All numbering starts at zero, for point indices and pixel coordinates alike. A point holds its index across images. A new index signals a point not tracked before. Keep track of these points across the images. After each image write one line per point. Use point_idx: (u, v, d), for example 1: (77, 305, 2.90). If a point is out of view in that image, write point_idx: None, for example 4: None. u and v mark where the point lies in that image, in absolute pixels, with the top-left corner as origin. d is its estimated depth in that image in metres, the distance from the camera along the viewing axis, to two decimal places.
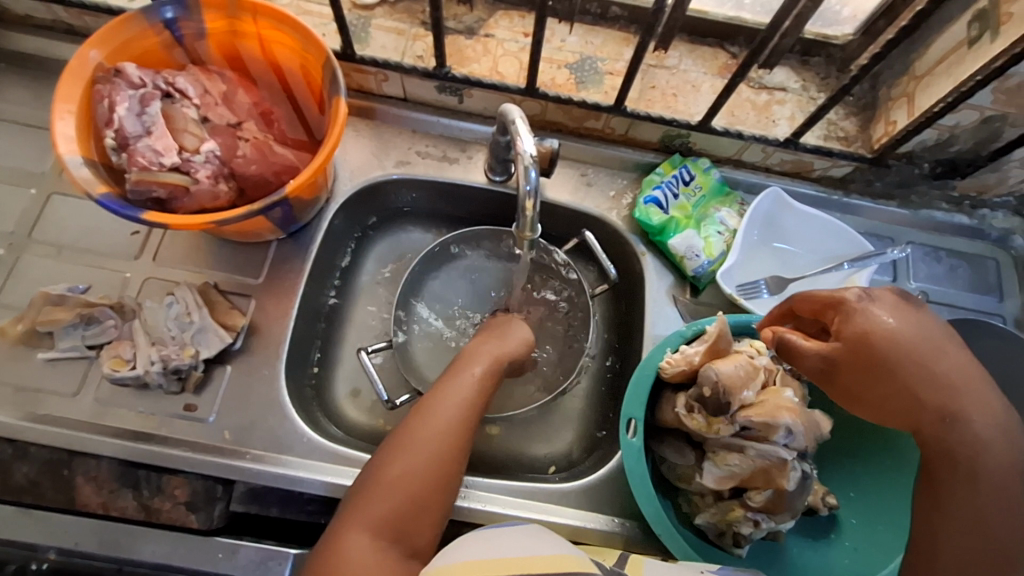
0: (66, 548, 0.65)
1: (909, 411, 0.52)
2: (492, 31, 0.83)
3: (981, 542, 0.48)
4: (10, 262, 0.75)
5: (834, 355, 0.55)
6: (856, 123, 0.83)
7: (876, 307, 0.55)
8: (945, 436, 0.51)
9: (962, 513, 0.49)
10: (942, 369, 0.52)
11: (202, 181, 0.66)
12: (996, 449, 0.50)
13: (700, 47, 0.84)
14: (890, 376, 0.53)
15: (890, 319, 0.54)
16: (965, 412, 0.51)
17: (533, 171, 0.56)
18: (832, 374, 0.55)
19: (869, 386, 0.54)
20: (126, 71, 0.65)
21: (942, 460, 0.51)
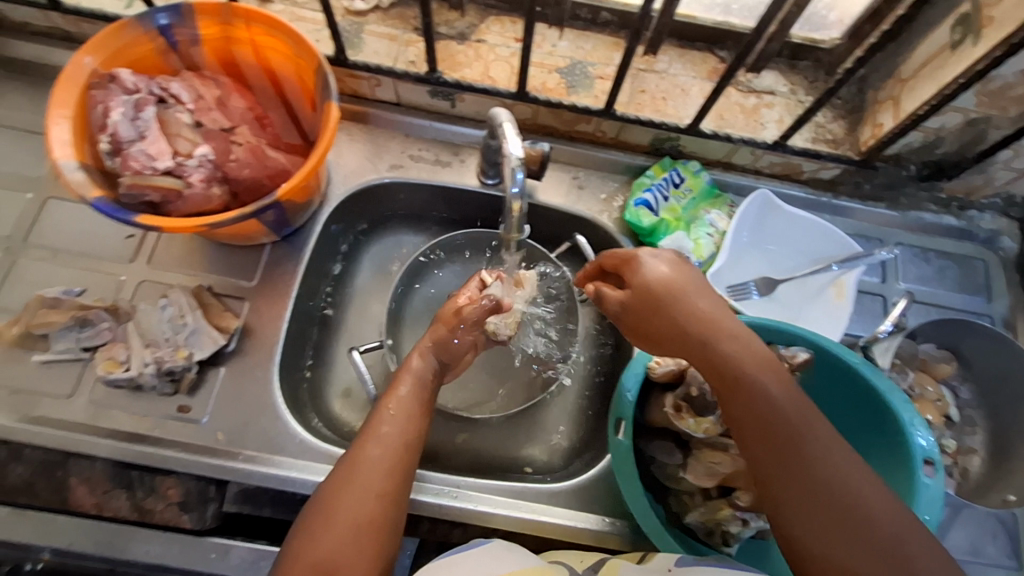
0: (61, 548, 0.67)
1: (719, 377, 0.52)
2: (483, 36, 0.84)
3: (837, 518, 0.44)
4: (6, 265, 0.76)
5: (624, 301, 0.59)
6: (844, 126, 0.84)
7: (662, 268, 0.58)
8: (749, 409, 0.50)
9: (826, 493, 0.46)
10: (731, 346, 0.53)
11: (195, 185, 0.66)
12: (795, 414, 0.48)
13: (689, 52, 0.85)
14: (704, 355, 0.53)
15: (691, 287, 0.57)
16: (771, 385, 0.50)
17: (520, 174, 0.57)
18: (632, 325, 0.59)
19: (659, 331, 0.57)
20: (121, 77, 0.66)
21: (764, 441, 0.48)
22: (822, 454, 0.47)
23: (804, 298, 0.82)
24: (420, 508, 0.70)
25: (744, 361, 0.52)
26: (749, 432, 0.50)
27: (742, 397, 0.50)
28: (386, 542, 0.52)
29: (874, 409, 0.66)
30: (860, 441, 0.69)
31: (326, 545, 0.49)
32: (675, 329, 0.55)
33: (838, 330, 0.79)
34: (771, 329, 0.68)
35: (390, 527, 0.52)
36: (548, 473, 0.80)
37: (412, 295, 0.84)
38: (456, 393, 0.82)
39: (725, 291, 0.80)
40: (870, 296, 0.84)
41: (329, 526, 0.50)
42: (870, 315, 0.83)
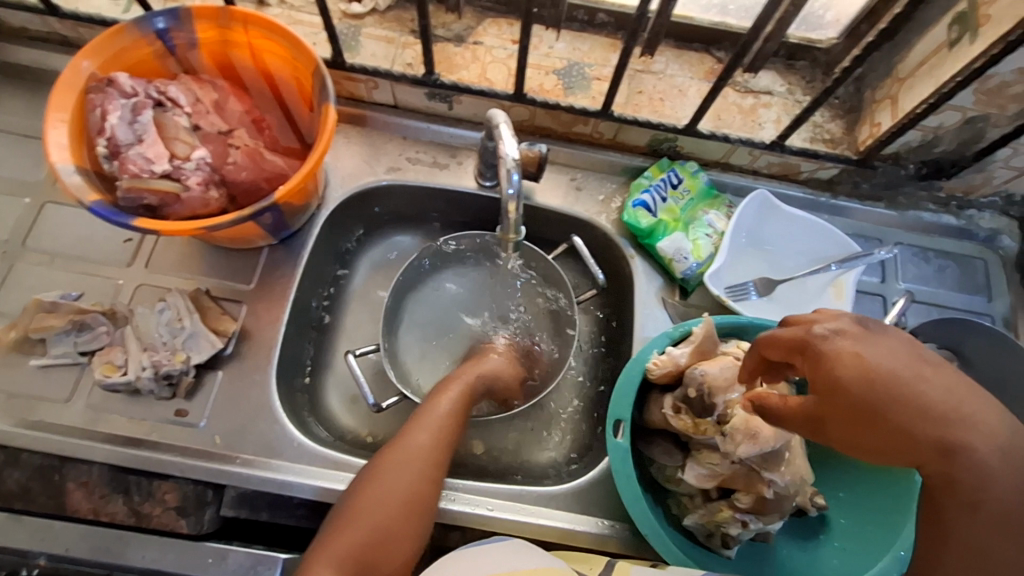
0: (58, 554, 0.65)
1: (907, 449, 0.44)
2: (480, 38, 0.84)
3: (978, 562, 0.43)
4: (4, 270, 0.76)
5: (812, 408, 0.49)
6: (842, 125, 0.84)
7: (848, 359, 0.47)
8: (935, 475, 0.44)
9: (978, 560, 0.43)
10: (945, 404, 0.44)
11: (193, 188, 0.66)
12: (1000, 479, 0.42)
13: (686, 52, 0.85)
14: (860, 422, 0.45)
15: (884, 351, 0.46)
16: (956, 438, 0.43)
17: (515, 174, 0.56)
18: (819, 427, 0.49)
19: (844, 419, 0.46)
20: (119, 81, 0.66)
21: (937, 492, 0.44)
22: (1002, 506, 0.42)
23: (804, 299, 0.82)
24: None
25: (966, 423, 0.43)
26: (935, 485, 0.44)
27: (927, 459, 0.44)
28: (420, 522, 0.63)
29: None
30: None
31: (373, 521, 0.60)
32: (860, 399, 0.45)
33: None
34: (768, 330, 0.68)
35: (425, 507, 0.63)
36: (544, 475, 0.80)
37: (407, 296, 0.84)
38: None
39: (724, 291, 0.80)
40: (870, 296, 0.84)
41: (378, 502, 0.61)
42: (869, 315, 0.83)
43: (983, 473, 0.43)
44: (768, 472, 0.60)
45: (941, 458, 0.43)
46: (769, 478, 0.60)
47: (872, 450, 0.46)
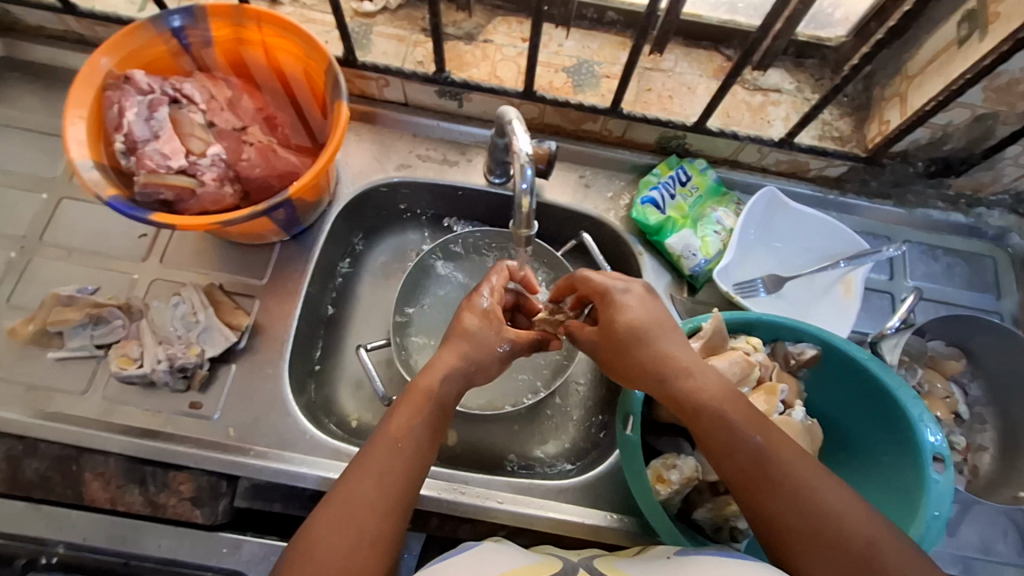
0: (76, 542, 0.67)
1: (668, 394, 0.56)
2: (491, 36, 0.84)
3: (798, 501, 0.48)
4: (22, 264, 0.77)
5: (595, 343, 0.62)
6: (851, 123, 0.84)
7: (611, 309, 0.59)
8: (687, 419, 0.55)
9: (796, 492, 0.49)
10: (685, 358, 0.56)
11: (208, 184, 0.67)
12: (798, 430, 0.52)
13: (695, 51, 0.85)
14: (643, 371, 0.57)
15: (661, 313, 0.59)
16: (711, 385, 0.55)
17: (529, 169, 0.57)
18: (606, 359, 0.61)
19: (623, 355, 0.58)
20: (135, 78, 0.67)
21: (727, 437, 0.52)
22: (731, 432, 0.52)
23: (812, 295, 0.82)
24: (428, 504, 0.71)
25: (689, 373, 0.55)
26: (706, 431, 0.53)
27: (676, 396, 0.55)
28: None
29: (882, 407, 0.66)
30: (869, 438, 0.69)
31: None
32: (627, 336, 0.58)
33: (846, 328, 0.79)
34: (779, 326, 0.68)
35: None
36: (553, 470, 0.80)
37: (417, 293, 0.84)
38: (464, 391, 0.82)
39: (732, 288, 0.80)
40: (878, 293, 0.84)
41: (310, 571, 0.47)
42: (877, 312, 0.83)
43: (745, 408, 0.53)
44: None
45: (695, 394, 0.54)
46: None
47: (689, 411, 0.54)
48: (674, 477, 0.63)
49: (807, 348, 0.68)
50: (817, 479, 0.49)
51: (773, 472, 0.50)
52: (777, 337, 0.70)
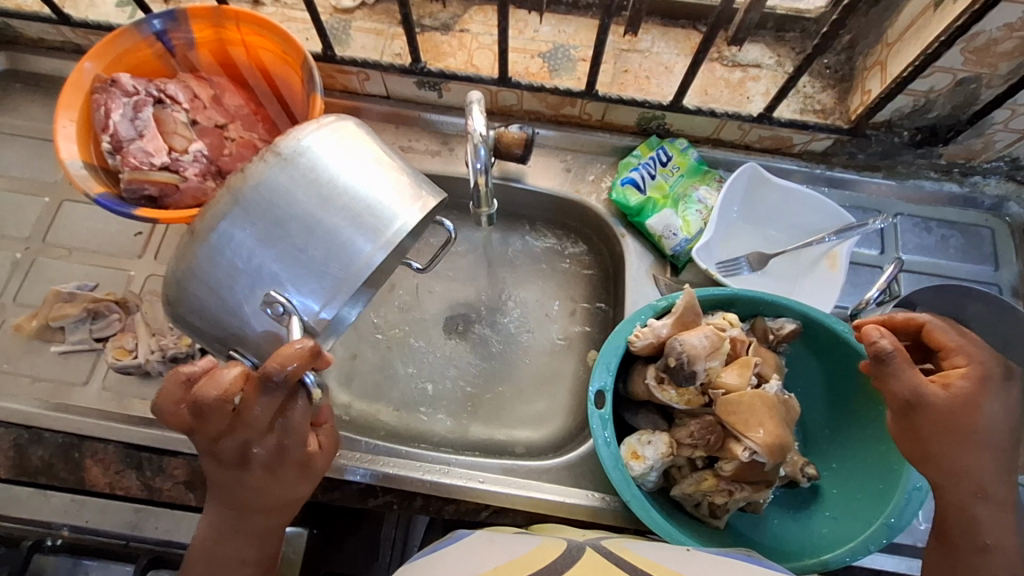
0: (78, 526, 0.71)
1: (956, 481, 0.56)
2: (467, 26, 0.86)
3: None
4: (27, 264, 0.81)
5: (932, 398, 0.55)
6: (834, 96, 0.82)
7: (986, 398, 0.56)
8: (940, 489, 0.57)
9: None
10: (989, 460, 0.56)
11: (191, 179, 0.70)
12: (1005, 538, 0.56)
13: (673, 29, 0.85)
14: (925, 434, 0.56)
15: (1000, 413, 0.56)
16: (996, 487, 0.56)
17: (483, 148, 0.56)
18: (908, 422, 0.57)
19: (940, 435, 0.56)
20: (121, 80, 0.70)
21: (957, 510, 0.57)
22: (963, 512, 0.57)
23: (798, 272, 0.81)
24: (415, 485, 0.72)
25: (992, 476, 0.56)
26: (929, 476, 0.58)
27: (937, 460, 0.56)
28: None
29: (864, 379, 0.67)
30: (854, 409, 0.68)
31: None
32: (972, 428, 0.55)
33: (831, 303, 0.77)
34: (756, 300, 0.70)
35: None
36: (546, 451, 0.80)
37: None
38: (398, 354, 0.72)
39: (715, 267, 0.80)
40: (868, 268, 0.83)
41: None
42: (867, 288, 0.82)
43: (1002, 516, 0.57)
44: (745, 438, 0.60)
45: (956, 471, 0.56)
46: (748, 444, 0.60)
47: (919, 456, 0.57)
48: (649, 452, 0.64)
49: (786, 321, 0.69)
50: (991, 571, 0.55)
51: (1001, 558, 0.56)
52: (757, 313, 0.71)
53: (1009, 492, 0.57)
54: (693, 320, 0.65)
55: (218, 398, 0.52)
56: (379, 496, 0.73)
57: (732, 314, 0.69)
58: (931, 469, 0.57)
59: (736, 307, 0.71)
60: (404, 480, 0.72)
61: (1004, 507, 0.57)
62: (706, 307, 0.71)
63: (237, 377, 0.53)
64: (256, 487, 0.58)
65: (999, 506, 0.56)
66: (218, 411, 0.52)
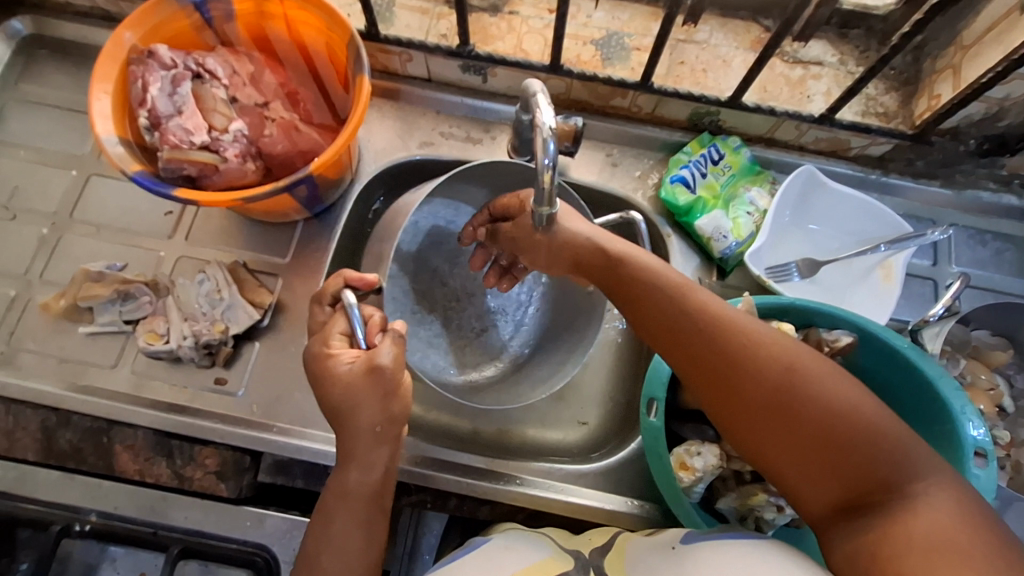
0: (108, 511, 0.69)
1: (699, 332, 0.53)
2: (517, 8, 0.82)
3: (804, 431, 0.47)
4: (53, 240, 0.78)
5: (513, 224, 0.66)
6: (897, 99, 0.79)
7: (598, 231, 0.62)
8: (762, 346, 0.50)
9: (808, 412, 0.47)
10: (697, 300, 0.55)
11: (230, 160, 0.67)
12: (818, 373, 0.48)
13: (732, 21, 0.81)
14: (676, 321, 0.54)
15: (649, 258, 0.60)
16: (730, 325, 0.52)
17: (552, 143, 0.53)
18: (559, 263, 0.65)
19: (596, 265, 0.61)
20: (159, 52, 0.67)
21: (695, 361, 0.53)
22: (820, 399, 0.47)
23: (848, 281, 0.79)
24: (457, 486, 0.71)
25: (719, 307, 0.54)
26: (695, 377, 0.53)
27: (698, 355, 0.52)
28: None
29: (922, 397, 0.64)
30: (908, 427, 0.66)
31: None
32: (575, 252, 0.62)
33: (884, 315, 0.75)
34: (813, 311, 0.67)
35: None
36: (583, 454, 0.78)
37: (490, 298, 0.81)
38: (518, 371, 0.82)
39: (765, 272, 0.77)
40: (920, 280, 0.80)
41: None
42: (919, 300, 0.80)
43: (772, 352, 0.50)
44: None
45: (671, 306, 0.55)
46: None
47: (637, 302, 0.58)
48: (698, 464, 0.62)
49: (842, 334, 0.67)
50: (832, 397, 0.47)
51: (880, 454, 0.45)
52: (811, 323, 0.68)
53: (765, 339, 0.51)
54: None
55: (317, 335, 0.60)
56: (412, 494, 0.73)
57: (787, 325, 0.68)
58: (649, 314, 0.56)
59: (788, 316, 0.69)
60: (446, 481, 0.71)
61: (768, 343, 0.50)
62: (761, 315, 0.68)
63: (333, 325, 0.60)
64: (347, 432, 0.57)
65: (773, 346, 0.50)
66: (312, 342, 0.60)
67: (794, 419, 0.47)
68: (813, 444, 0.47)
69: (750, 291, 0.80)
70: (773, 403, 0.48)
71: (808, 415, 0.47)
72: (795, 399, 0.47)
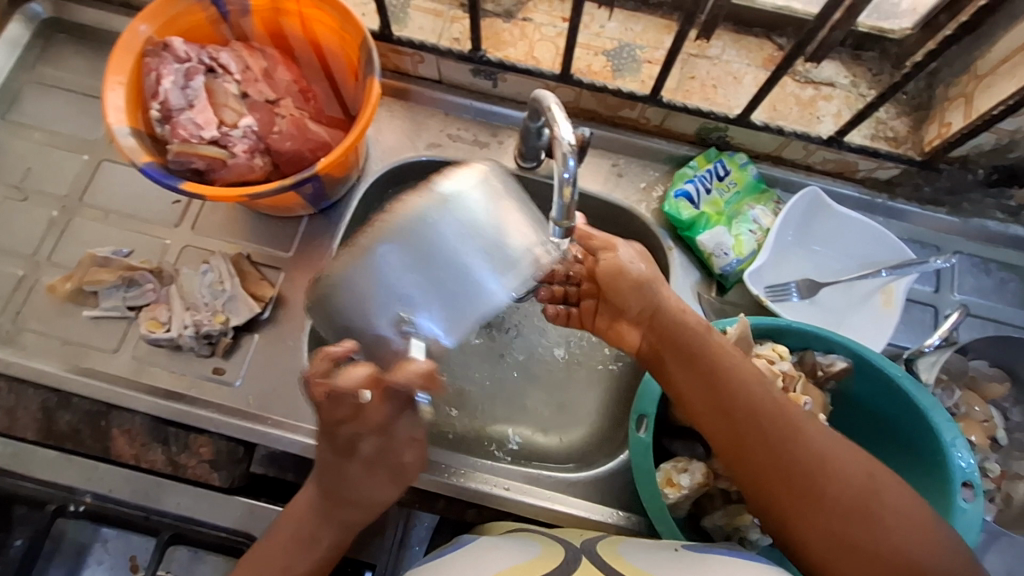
0: (102, 494, 0.71)
1: (778, 443, 0.54)
2: (530, 15, 0.82)
3: (883, 552, 0.49)
4: (63, 223, 0.79)
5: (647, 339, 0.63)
6: (908, 124, 0.79)
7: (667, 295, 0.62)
8: (842, 465, 0.52)
9: (886, 531, 0.49)
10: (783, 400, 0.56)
11: (239, 155, 0.68)
12: (899, 499, 0.51)
13: (745, 38, 0.80)
14: (731, 406, 0.56)
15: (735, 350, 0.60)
16: (810, 431, 0.54)
17: (571, 159, 0.53)
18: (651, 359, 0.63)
19: (681, 338, 0.60)
20: (174, 45, 0.68)
21: (786, 459, 0.53)
22: (910, 523, 0.49)
23: (847, 304, 0.79)
24: (437, 486, 0.72)
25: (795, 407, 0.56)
26: (747, 462, 0.55)
27: (746, 443, 0.55)
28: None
29: (913, 426, 0.64)
30: (899, 457, 0.66)
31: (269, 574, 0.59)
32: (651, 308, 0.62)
33: (881, 341, 0.75)
34: (810, 335, 0.67)
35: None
36: (565, 460, 0.79)
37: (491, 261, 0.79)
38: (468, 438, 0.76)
39: (764, 291, 0.78)
40: (920, 306, 0.80)
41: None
42: (918, 326, 0.79)
43: (859, 469, 0.52)
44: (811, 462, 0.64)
45: (747, 395, 0.56)
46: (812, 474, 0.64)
47: (719, 389, 0.57)
48: (685, 481, 0.62)
49: (837, 359, 0.67)
50: (913, 514, 0.50)
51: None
52: (806, 346, 0.68)
53: (839, 448, 0.53)
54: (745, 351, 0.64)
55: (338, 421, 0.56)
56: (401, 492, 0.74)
57: (782, 347, 0.68)
58: (735, 405, 0.56)
59: (784, 337, 0.69)
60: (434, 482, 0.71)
61: (855, 465, 0.52)
62: (756, 336, 0.69)
63: (399, 431, 0.58)
64: (354, 480, 0.59)
65: (849, 464, 0.52)
66: (361, 435, 0.57)
67: (869, 543, 0.49)
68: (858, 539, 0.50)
69: (747, 309, 0.80)
70: (861, 513, 0.50)
71: (871, 514, 0.50)
72: (890, 518, 0.50)
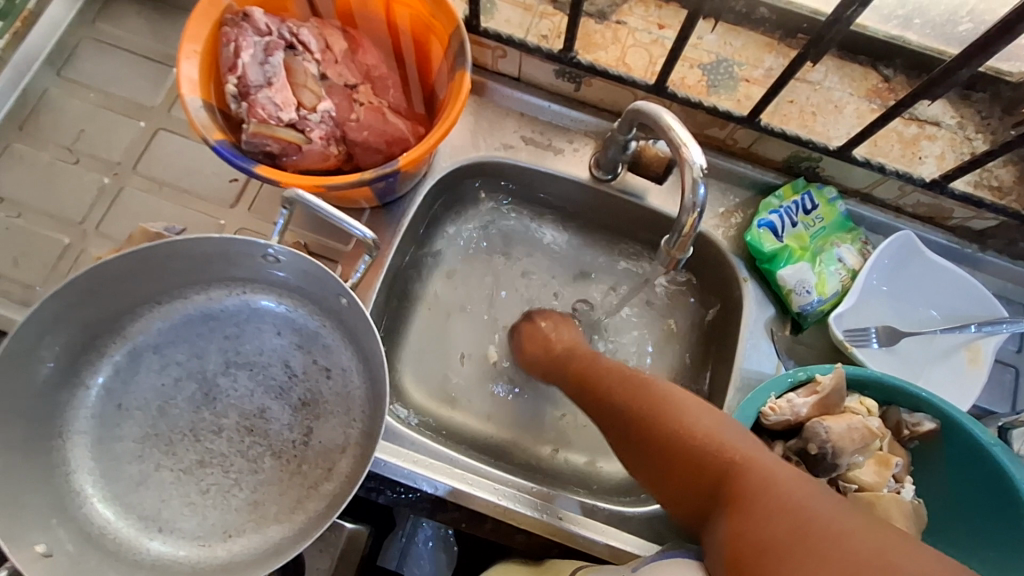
0: None
1: (679, 450, 0.52)
2: (625, 18, 0.77)
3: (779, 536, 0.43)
4: (113, 191, 0.75)
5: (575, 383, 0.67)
6: (1014, 174, 0.75)
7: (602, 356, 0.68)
8: (743, 457, 0.49)
9: (778, 507, 0.44)
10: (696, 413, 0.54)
11: (315, 141, 0.63)
12: (800, 487, 0.45)
13: (849, 65, 0.75)
14: (636, 424, 0.56)
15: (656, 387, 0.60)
16: (712, 437, 0.51)
17: (701, 186, 0.55)
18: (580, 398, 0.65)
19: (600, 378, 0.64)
20: (254, 16, 0.63)
21: (683, 461, 0.51)
22: (801, 503, 0.44)
23: (929, 358, 0.74)
24: (489, 509, 0.68)
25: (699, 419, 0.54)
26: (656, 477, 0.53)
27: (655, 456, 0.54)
28: None
29: (1003, 498, 0.60)
30: (984, 528, 0.62)
31: None
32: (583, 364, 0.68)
33: (966, 402, 0.72)
34: (898, 390, 0.63)
35: None
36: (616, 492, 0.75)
37: (317, 287, 0.64)
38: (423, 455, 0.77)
39: (844, 335, 0.73)
40: (1002, 366, 0.76)
41: None
42: (999, 388, 0.75)
43: (763, 464, 0.48)
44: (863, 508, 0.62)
45: (653, 412, 0.56)
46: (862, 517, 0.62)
47: (627, 407, 0.58)
48: None
49: (925, 420, 0.63)
50: (810, 496, 0.44)
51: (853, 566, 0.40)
52: (892, 401, 0.65)
53: (744, 448, 0.50)
54: (836, 404, 0.62)
55: None
56: (446, 511, 0.70)
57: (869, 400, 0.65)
58: (635, 421, 0.56)
59: (870, 390, 0.65)
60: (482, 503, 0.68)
61: (755, 459, 0.48)
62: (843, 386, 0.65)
63: None
64: None
65: (762, 461, 0.48)
66: None
67: (762, 524, 0.44)
68: (709, 483, 0.49)
69: (823, 352, 0.76)
70: (745, 498, 0.46)
71: (762, 493, 0.45)
72: (777, 494, 0.45)
